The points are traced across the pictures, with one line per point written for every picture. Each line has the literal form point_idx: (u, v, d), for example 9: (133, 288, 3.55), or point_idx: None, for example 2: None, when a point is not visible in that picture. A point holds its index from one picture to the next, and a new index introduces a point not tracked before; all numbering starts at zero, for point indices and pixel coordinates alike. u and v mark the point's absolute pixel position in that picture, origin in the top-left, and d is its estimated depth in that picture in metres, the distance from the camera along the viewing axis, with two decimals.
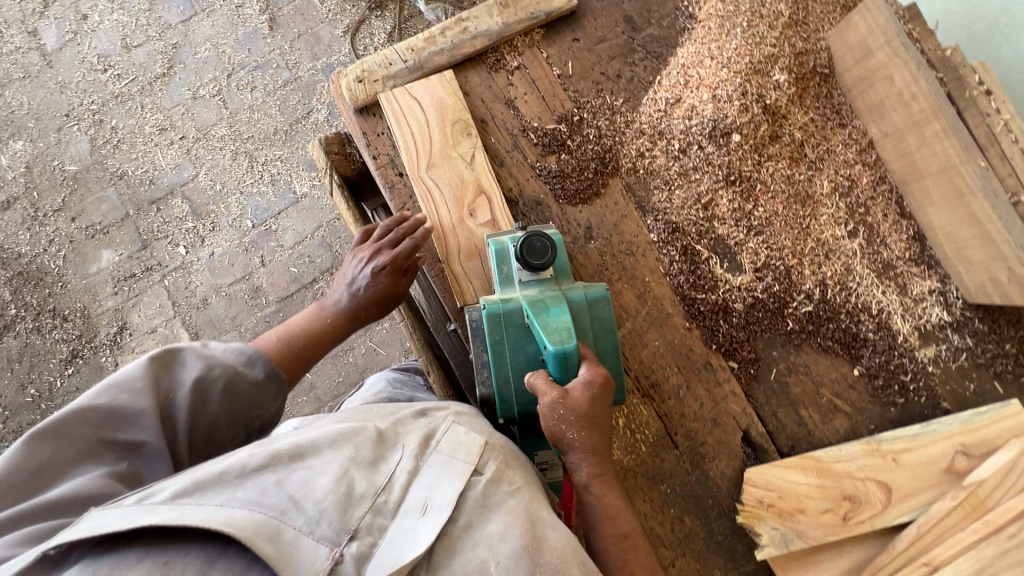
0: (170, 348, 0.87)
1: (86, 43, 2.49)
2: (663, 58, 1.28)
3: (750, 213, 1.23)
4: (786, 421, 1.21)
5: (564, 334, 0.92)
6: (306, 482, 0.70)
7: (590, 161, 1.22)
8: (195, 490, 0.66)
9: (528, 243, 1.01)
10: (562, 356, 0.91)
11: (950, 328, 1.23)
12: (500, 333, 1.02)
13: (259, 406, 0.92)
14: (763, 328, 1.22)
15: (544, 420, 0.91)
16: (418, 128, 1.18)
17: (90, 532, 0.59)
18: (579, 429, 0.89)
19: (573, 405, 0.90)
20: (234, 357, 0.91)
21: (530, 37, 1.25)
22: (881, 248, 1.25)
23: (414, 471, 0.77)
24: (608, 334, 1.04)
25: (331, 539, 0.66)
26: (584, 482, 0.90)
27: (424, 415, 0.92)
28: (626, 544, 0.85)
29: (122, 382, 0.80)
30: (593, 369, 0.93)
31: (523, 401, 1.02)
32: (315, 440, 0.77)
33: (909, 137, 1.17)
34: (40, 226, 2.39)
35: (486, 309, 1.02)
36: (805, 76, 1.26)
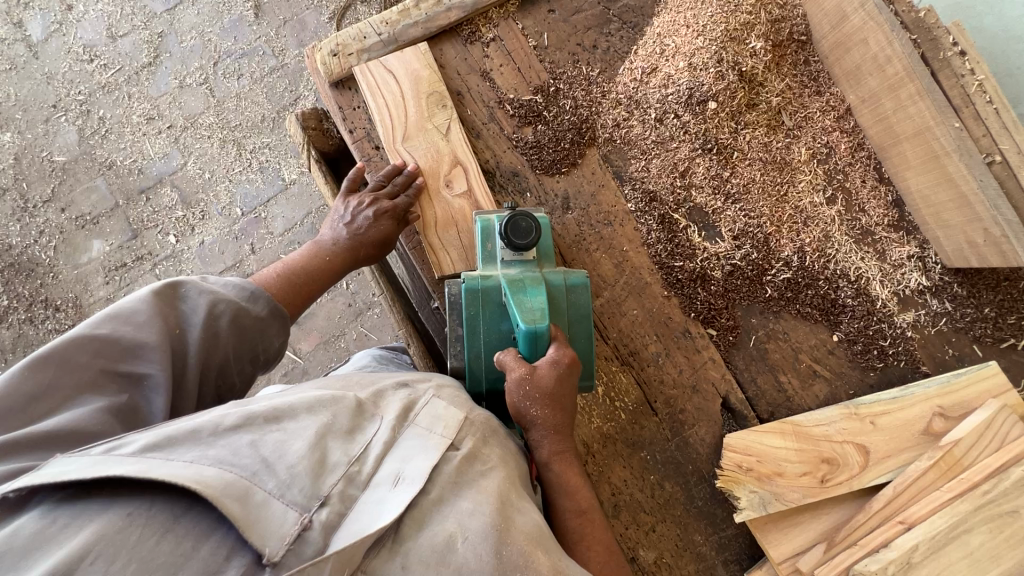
0: (170, 284, 0.88)
1: (72, 33, 2.48)
2: (639, 28, 1.27)
3: (728, 181, 1.23)
4: (766, 387, 1.22)
5: (537, 314, 0.92)
6: (278, 445, 0.68)
7: (566, 132, 1.23)
8: (164, 445, 0.63)
9: (513, 222, 0.97)
10: (531, 335, 0.90)
11: (929, 293, 1.24)
12: (476, 307, 1.01)
13: (265, 340, 0.96)
14: (742, 295, 1.22)
15: (510, 396, 0.91)
16: (393, 100, 1.18)
17: (52, 478, 0.57)
18: (543, 406, 0.89)
19: (539, 382, 0.89)
20: (236, 292, 0.93)
21: (505, 8, 1.25)
22: (859, 214, 1.25)
23: (391, 442, 0.75)
24: (583, 320, 1.03)
25: (302, 505, 0.63)
26: (544, 459, 0.89)
27: (407, 386, 0.90)
28: (583, 519, 0.85)
29: (125, 314, 0.82)
30: (562, 351, 0.93)
31: (492, 378, 1.02)
32: (292, 404, 0.74)
33: (885, 102, 1.17)
34: (30, 217, 2.40)
35: (465, 283, 1.01)
36: (781, 43, 1.25)
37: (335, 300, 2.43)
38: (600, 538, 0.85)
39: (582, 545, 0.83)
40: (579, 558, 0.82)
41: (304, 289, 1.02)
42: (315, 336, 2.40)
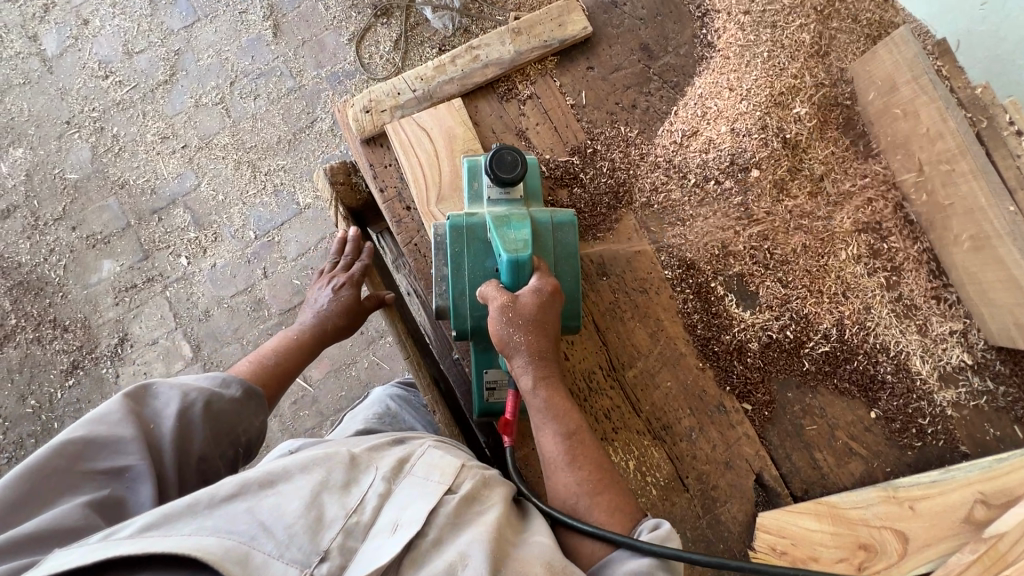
0: (145, 383, 0.91)
1: (87, 49, 2.45)
2: (679, 88, 1.23)
3: (768, 249, 1.19)
4: (800, 464, 1.19)
5: (520, 244, 0.94)
6: (273, 510, 0.73)
7: (603, 196, 1.19)
8: (163, 523, 0.69)
9: (498, 155, 0.97)
10: (515, 264, 0.92)
11: (971, 370, 1.20)
12: (461, 245, 1.02)
13: (245, 421, 0.97)
14: (779, 368, 1.19)
15: (493, 325, 0.93)
16: (427, 160, 1.14)
17: (53, 569, 0.62)
18: (526, 332, 0.91)
19: (521, 310, 0.92)
20: (210, 381, 0.96)
21: (543, 66, 1.21)
22: (901, 287, 1.22)
23: (386, 493, 0.80)
24: (569, 258, 1.04)
25: (302, 562, 0.69)
26: (531, 386, 0.92)
27: (400, 444, 0.95)
28: (572, 439, 0.88)
29: (101, 416, 0.84)
30: (544, 280, 0.95)
31: (478, 316, 1.01)
32: (287, 466, 0.79)
33: (933, 176, 1.14)
34: (40, 235, 2.36)
35: (450, 221, 1.01)
36: (825, 109, 1.22)
37: None
38: (591, 455, 0.88)
39: (576, 465, 0.87)
40: (571, 480, 0.86)
41: (275, 372, 1.08)
42: (325, 364, 2.37)
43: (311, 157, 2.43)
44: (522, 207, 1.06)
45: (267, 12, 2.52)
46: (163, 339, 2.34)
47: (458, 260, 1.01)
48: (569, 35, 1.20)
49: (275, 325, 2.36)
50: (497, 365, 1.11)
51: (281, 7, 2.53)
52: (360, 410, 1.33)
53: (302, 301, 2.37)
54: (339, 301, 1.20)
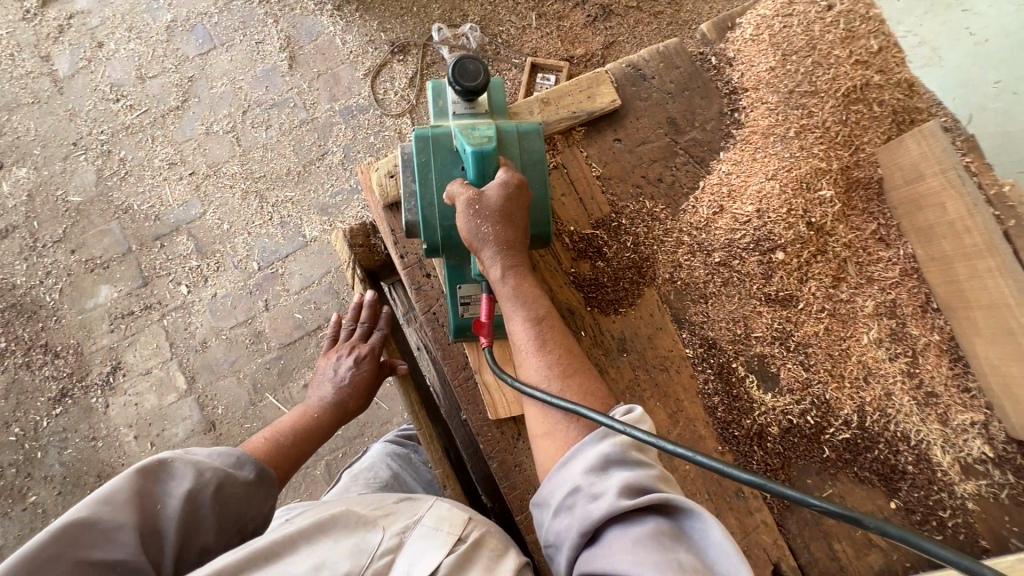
0: (150, 460, 0.86)
1: (101, 71, 2.43)
2: (706, 164, 1.22)
3: (791, 331, 1.18)
4: (818, 555, 1.15)
5: (485, 138, 0.97)
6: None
7: (626, 271, 1.17)
8: None
9: (461, 66, 1.01)
10: (481, 154, 0.95)
11: (992, 463, 1.19)
12: (428, 154, 1.02)
13: (252, 509, 0.92)
14: (799, 454, 1.16)
15: (459, 221, 0.94)
16: None
17: None
18: (494, 225, 0.94)
19: (488, 203, 0.93)
20: (223, 462, 0.93)
21: (570, 136, 1.21)
22: (922, 375, 1.21)
23: (396, 549, 0.80)
24: (536, 164, 1.04)
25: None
26: (502, 278, 0.95)
27: (407, 499, 0.94)
28: (541, 325, 0.92)
29: (106, 496, 0.78)
30: (510, 174, 0.96)
31: (447, 226, 1.01)
32: (291, 536, 0.79)
33: (958, 266, 1.13)
34: (38, 257, 2.31)
35: (416, 131, 1.02)
36: (849, 189, 1.22)
37: None
38: (559, 341, 0.91)
39: (546, 350, 0.90)
40: (542, 366, 0.89)
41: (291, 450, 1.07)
42: None
43: (320, 191, 2.41)
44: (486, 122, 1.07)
45: (283, 43, 2.52)
46: (157, 369, 2.28)
47: (425, 170, 1.01)
48: (597, 107, 1.19)
49: (274, 359, 2.31)
50: (472, 282, 1.09)
51: (297, 38, 2.53)
52: (359, 470, 1.29)
53: (302, 336, 2.33)
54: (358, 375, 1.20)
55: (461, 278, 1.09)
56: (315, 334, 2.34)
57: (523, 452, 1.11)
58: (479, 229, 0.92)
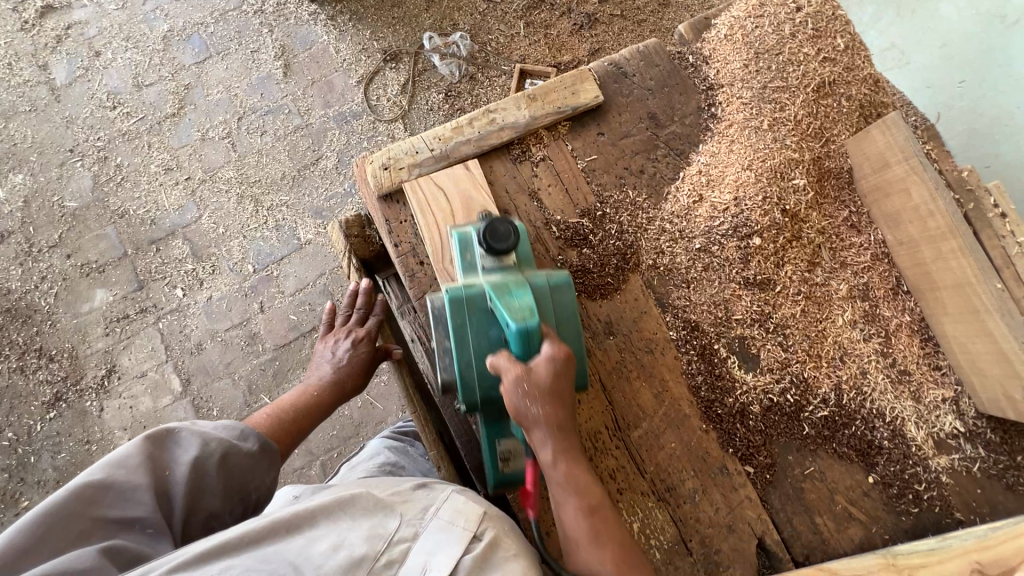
0: (161, 428, 0.94)
1: (98, 79, 2.47)
2: (685, 156, 1.28)
3: (769, 313, 1.23)
4: (801, 528, 1.19)
5: (527, 311, 0.92)
6: (301, 550, 0.80)
7: (611, 257, 1.22)
8: (198, 561, 0.75)
9: (491, 226, 1.03)
10: (524, 334, 0.91)
11: (963, 437, 1.24)
12: (463, 317, 1.01)
13: (255, 478, 1.00)
14: (780, 431, 1.21)
15: (507, 397, 0.91)
16: (443, 217, 1.16)
17: None
18: (543, 404, 0.90)
19: (537, 380, 0.90)
20: (227, 433, 0.99)
21: (556, 130, 1.26)
22: (895, 354, 1.27)
23: (412, 538, 0.85)
24: (570, 319, 1.04)
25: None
26: (550, 460, 0.90)
27: (423, 487, 0.99)
28: (594, 517, 0.86)
29: (119, 460, 0.86)
30: (556, 345, 0.93)
31: (487, 386, 1.02)
32: (313, 510, 0.86)
33: (924, 249, 1.20)
34: (33, 262, 2.33)
35: (449, 293, 1.00)
36: (821, 178, 1.29)
37: None
38: (612, 532, 0.87)
39: (600, 541, 0.85)
40: (596, 560, 0.84)
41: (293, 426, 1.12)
42: None
43: (314, 194, 2.46)
44: (515, 274, 1.06)
45: (278, 52, 2.58)
46: (152, 372, 2.30)
47: (461, 333, 1.00)
48: (581, 102, 1.25)
49: (269, 360, 2.33)
50: (512, 435, 1.09)
51: (291, 47, 2.59)
52: (358, 460, 1.35)
53: (297, 337, 2.36)
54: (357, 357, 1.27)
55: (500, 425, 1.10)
56: (310, 335, 2.37)
57: None
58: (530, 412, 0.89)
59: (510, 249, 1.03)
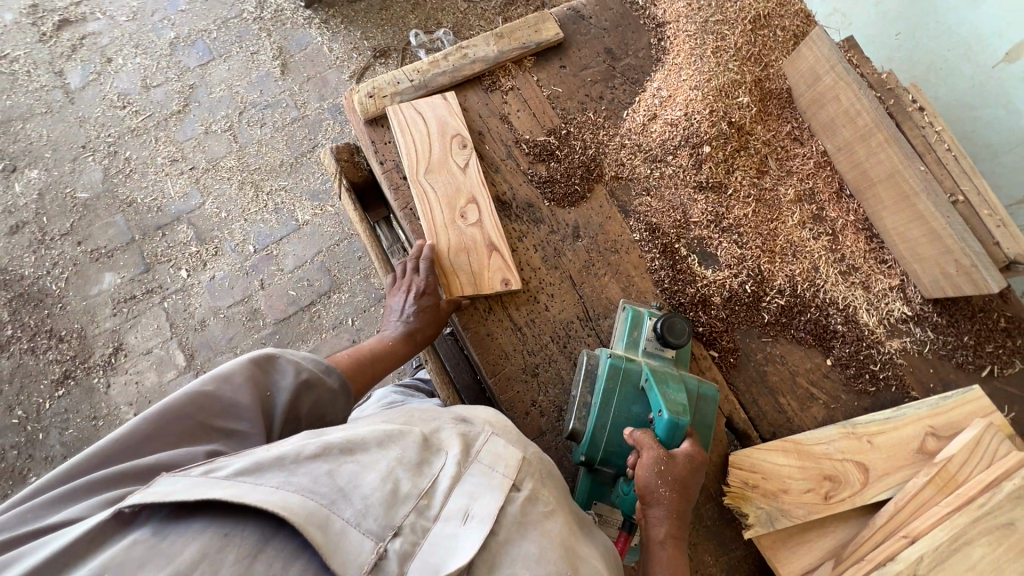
0: (265, 353, 0.95)
1: (109, 83, 2.67)
2: (640, 84, 1.44)
3: (724, 215, 1.35)
4: (766, 408, 1.28)
5: (682, 408, 1.00)
6: (355, 477, 0.74)
7: (576, 170, 1.35)
8: (252, 471, 0.70)
9: (670, 322, 1.12)
10: (673, 425, 0.99)
11: (912, 321, 1.34)
12: (614, 384, 1.09)
13: (332, 410, 1.03)
14: (740, 320, 1.31)
15: (640, 470, 0.96)
16: (420, 136, 1.31)
17: (158, 497, 0.65)
18: (671, 490, 0.94)
19: (675, 468, 0.96)
20: (315, 365, 1.01)
21: (522, 64, 1.42)
22: (842, 249, 1.38)
23: (457, 476, 0.80)
24: (705, 431, 1.09)
25: (377, 535, 0.70)
26: (659, 538, 0.94)
27: (465, 420, 0.93)
28: None
29: (225, 375, 0.89)
30: (696, 449, 1.00)
31: (610, 449, 1.08)
32: (365, 437, 0.79)
33: (859, 149, 1.33)
34: (46, 249, 2.45)
35: (612, 359, 1.11)
36: (764, 98, 1.44)
37: (338, 336, 2.45)
38: None
39: None
40: None
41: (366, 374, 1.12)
42: None
43: (311, 179, 2.62)
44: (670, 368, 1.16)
45: (276, 53, 2.79)
46: (158, 349, 2.39)
47: (609, 397, 1.08)
48: (544, 39, 1.41)
49: (269, 334, 2.43)
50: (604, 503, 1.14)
51: (288, 48, 2.80)
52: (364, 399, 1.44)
53: (296, 311, 2.47)
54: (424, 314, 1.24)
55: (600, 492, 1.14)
56: (309, 310, 2.48)
57: (494, 324, 1.24)
58: (660, 489, 0.93)
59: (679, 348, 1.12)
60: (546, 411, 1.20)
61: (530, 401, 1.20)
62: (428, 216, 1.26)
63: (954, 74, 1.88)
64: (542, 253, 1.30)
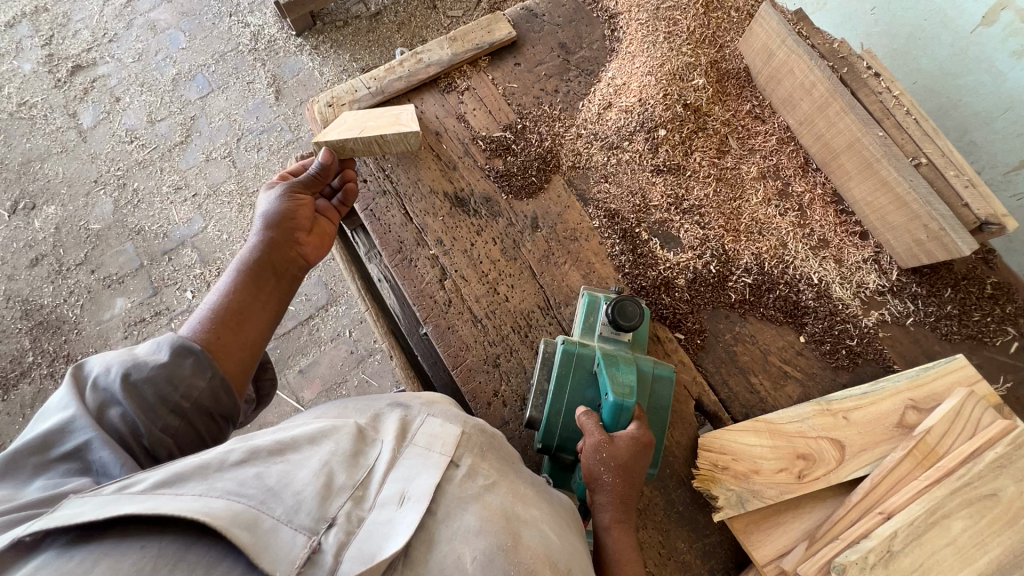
0: (74, 375, 0.85)
1: (117, 120, 2.84)
2: (594, 75, 1.47)
3: (683, 196, 1.34)
4: (738, 389, 1.24)
5: (627, 389, 1.00)
6: (283, 475, 0.72)
7: (533, 162, 1.38)
8: (173, 482, 0.68)
9: (621, 306, 1.11)
10: (619, 408, 0.99)
11: (889, 293, 1.27)
12: (567, 369, 1.10)
13: (184, 380, 0.88)
14: (706, 300, 1.28)
15: (584, 458, 0.97)
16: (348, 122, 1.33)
17: (66, 519, 0.61)
18: (616, 474, 0.94)
19: (618, 450, 0.95)
20: (138, 350, 0.88)
21: (477, 65, 1.47)
22: (811, 225, 1.33)
23: (393, 462, 0.80)
24: (660, 411, 1.09)
25: (310, 529, 0.68)
26: (606, 524, 0.93)
27: (402, 405, 0.95)
28: None
29: (52, 412, 0.80)
30: (642, 429, 0.99)
31: (566, 436, 1.08)
32: (294, 437, 0.79)
33: (818, 121, 1.31)
34: (63, 279, 2.59)
35: (564, 345, 1.10)
36: (720, 79, 1.44)
37: (337, 348, 2.50)
38: None
39: None
40: None
41: (244, 336, 0.99)
42: (317, 384, 2.43)
43: None
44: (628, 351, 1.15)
45: (270, 80, 2.92)
46: None
47: (562, 382, 1.09)
48: (497, 38, 1.46)
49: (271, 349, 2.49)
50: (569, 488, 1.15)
51: (281, 75, 2.93)
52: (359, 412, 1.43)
53: (295, 326, 2.52)
54: (299, 207, 1.18)
55: (564, 478, 1.15)
56: (308, 323, 2.53)
57: (455, 317, 1.26)
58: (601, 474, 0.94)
59: (632, 329, 1.10)
60: (508, 401, 1.20)
61: (492, 391, 1.21)
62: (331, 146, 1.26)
63: (933, 43, 1.82)
64: (501, 245, 1.31)
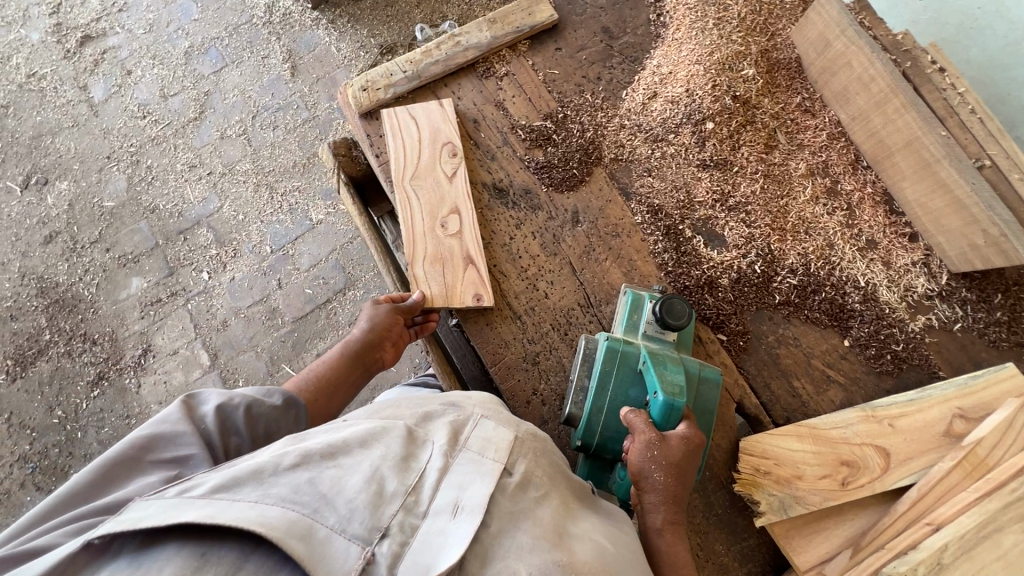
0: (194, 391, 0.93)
1: (128, 94, 2.76)
2: (638, 61, 1.41)
3: (729, 192, 1.30)
4: (780, 392, 1.22)
5: (678, 388, 0.98)
6: (337, 481, 0.70)
7: (574, 154, 1.33)
8: (231, 486, 0.67)
9: (670, 304, 1.09)
10: (670, 407, 0.97)
11: (938, 297, 1.24)
12: (612, 366, 1.07)
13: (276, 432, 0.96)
14: (750, 301, 1.25)
15: (633, 456, 0.95)
16: (411, 144, 1.32)
17: (130, 524, 0.60)
18: (668, 473, 0.92)
19: (670, 451, 0.93)
20: (255, 390, 0.98)
21: (516, 49, 1.41)
22: (859, 225, 1.29)
23: (444, 469, 0.77)
24: (705, 414, 1.07)
25: (363, 539, 0.66)
26: (658, 525, 0.92)
27: (452, 406, 0.93)
28: None
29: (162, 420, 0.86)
30: (692, 430, 0.97)
31: (608, 434, 1.06)
32: (346, 440, 0.77)
33: (874, 117, 1.26)
34: (77, 257, 2.56)
35: (610, 341, 1.08)
36: (770, 69, 1.38)
37: None
38: None
39: None
40: None
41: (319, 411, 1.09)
42: None
43: (323, 177, 2.65)
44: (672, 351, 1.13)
45: (286, 55, 2.83)
46: (183, 349, 2.45)
47: (606, 379, 1.06)
48: (538, 21, 1.40)
49: (289, 333, 2.47)
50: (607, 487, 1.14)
51: (297, 50, 2.84)
52: None
53: (313, 309, 2.50)
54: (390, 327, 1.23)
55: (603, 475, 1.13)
56: (325, 307, 2.51)
57: (493, 314, 1.23)
58: (653, 474, 0.92)
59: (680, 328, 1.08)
60: (547, 399, 1.18)
61: (531, 389, 1.19)
62: (410, 223, 1.27)
63: (987, 34, 1.75)
64: (541, 240, 1.27)
